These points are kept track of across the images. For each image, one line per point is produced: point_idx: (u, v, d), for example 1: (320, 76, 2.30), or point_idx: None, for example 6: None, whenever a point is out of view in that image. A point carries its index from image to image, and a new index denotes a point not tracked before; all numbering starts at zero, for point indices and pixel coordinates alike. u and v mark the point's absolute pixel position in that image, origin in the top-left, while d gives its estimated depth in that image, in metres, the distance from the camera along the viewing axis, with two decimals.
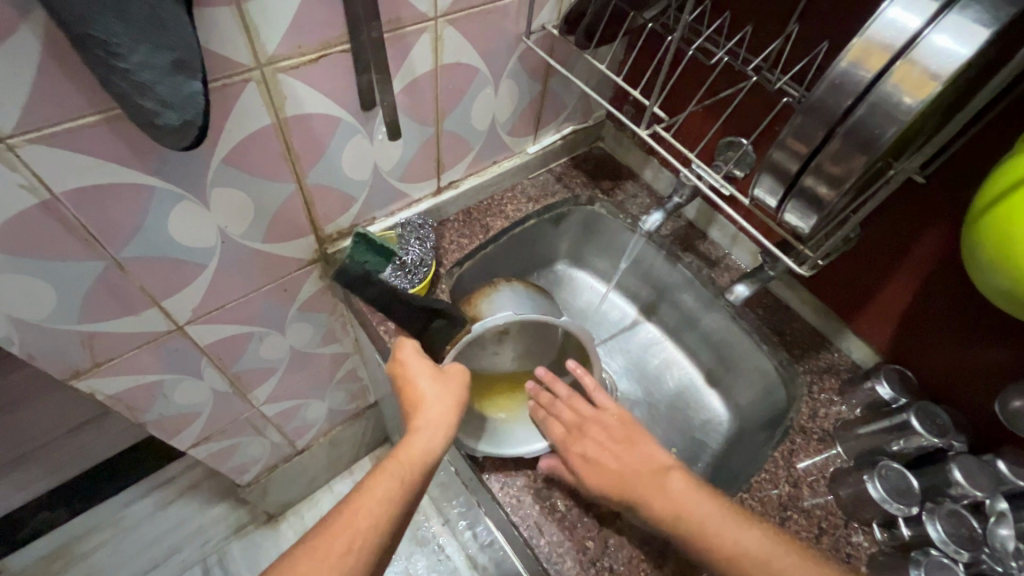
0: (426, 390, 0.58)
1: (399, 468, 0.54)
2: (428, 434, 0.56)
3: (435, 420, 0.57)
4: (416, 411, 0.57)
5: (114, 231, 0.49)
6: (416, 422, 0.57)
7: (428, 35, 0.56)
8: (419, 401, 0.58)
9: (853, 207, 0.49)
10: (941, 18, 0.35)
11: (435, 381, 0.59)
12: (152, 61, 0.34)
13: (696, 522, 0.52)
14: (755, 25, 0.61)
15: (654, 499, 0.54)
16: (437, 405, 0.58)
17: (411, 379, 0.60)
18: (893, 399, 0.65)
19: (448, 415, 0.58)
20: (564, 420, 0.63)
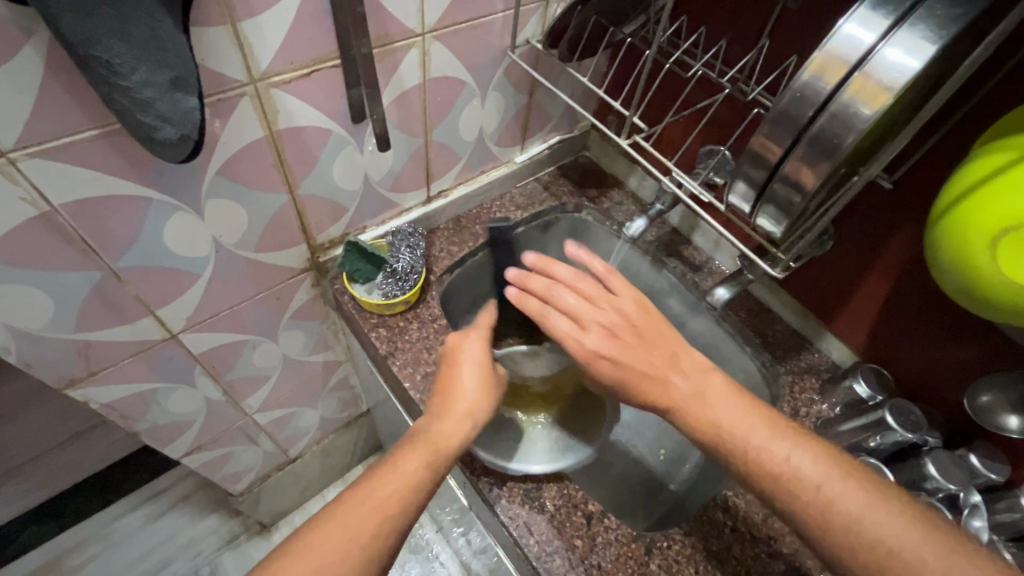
0: (466, 379, 0.59)
1: (425, 450, 0.52)
2: (460, 422, 0.55)
3: (470, 410, 0.57)
4: (450, 397, 0.57)
5: (111, 241, 0.51)
6: (451, 408, 0.56)
7: (416, 50, 0.59)
8: (456, 388, 0.58)
9: (822, 212, 0.51)
10: (893, 33, 0.38)
11: (479, 373, 0.59)
12: (152, 78, 0.36)
13: (741, 442, 0.48)
14: (730, 39, 0.64)
15: (690, 410, 0.51)
16: (474, 397, 0.57)
17: (453, 367, 0.60)
18: (871, 396, 0.67)
19: (483, 410, 0.58)
20: (563, 305, 0.60)
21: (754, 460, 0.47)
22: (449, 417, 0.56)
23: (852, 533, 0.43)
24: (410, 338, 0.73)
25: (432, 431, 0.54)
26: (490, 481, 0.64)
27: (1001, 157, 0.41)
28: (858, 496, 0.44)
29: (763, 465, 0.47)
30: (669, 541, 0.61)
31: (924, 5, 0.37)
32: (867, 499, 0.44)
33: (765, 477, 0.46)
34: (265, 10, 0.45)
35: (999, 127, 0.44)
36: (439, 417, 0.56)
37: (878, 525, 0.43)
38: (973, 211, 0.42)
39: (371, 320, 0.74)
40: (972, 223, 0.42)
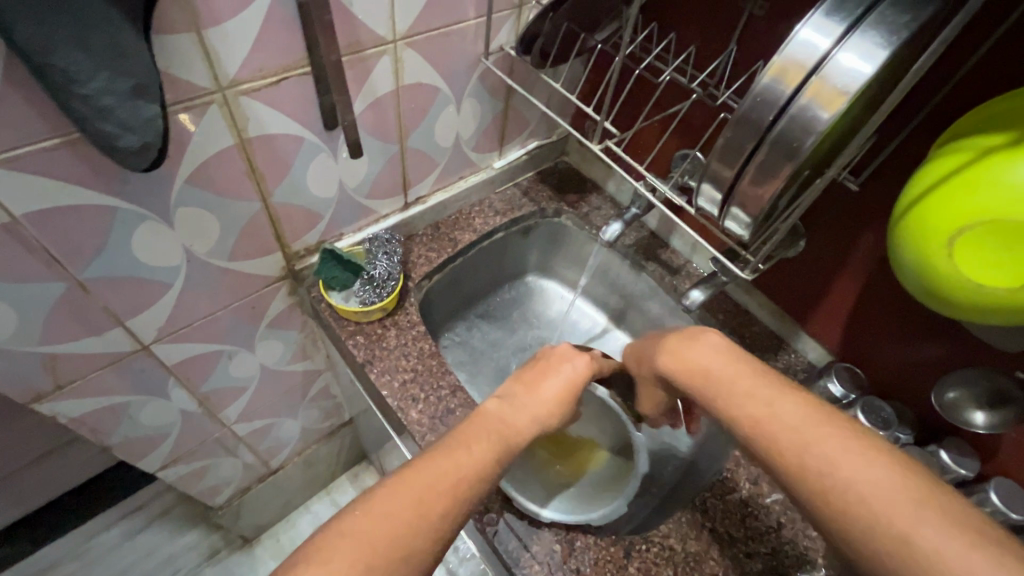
0: (552, 383, 0.58)
1: (498, 436, 0.50)
2: (534, 419, 0.55)
3: (548, 412, 0.56)
4: (533, 391, 0.57)
5: (76, 251, 0.50)
6: (533, 401, 0.56)
7: (388, 57, 0.59)
8: (541, 386, 0.58)
9: (787, 213, 0.52)
10: (847, 38, 0.39)
11: (574, 381, 0.60)
12: (112, 86, 0.36)
13: (733, 383, 0.52)
14: (699, 45, 0.65)
15: (700, 353, 0.56)
16: (560, 399, 0.58)
17: (550, 369, 0.60)
18: (844, 395, 0.68)
19: (560, 416, 0.57)
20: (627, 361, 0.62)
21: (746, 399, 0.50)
22: (527, 412, 0.55)
23: (832, 495, 0.42)
24: (388, 345, 0.73)
25: (505, 420, 0.53)
26: None
27: (957, 159, 0.43)
28: (848, 445, 0.44)
29: (747, 407, 0.49)
30: (648, 543, 0.61)
31: (875, 12, 0.39)
32: (861, 454, 0.43)
33: (749, 418, 0.49)
34: (231, 17, 0.45)
35: (954, 131, 0.46)
36: (516, 407, 0.55)
37: (857, 477, 0.42)
38: (933, 212, 0.43)
39: (348, 328, 0.73)
40: (932, 224, 0.43)
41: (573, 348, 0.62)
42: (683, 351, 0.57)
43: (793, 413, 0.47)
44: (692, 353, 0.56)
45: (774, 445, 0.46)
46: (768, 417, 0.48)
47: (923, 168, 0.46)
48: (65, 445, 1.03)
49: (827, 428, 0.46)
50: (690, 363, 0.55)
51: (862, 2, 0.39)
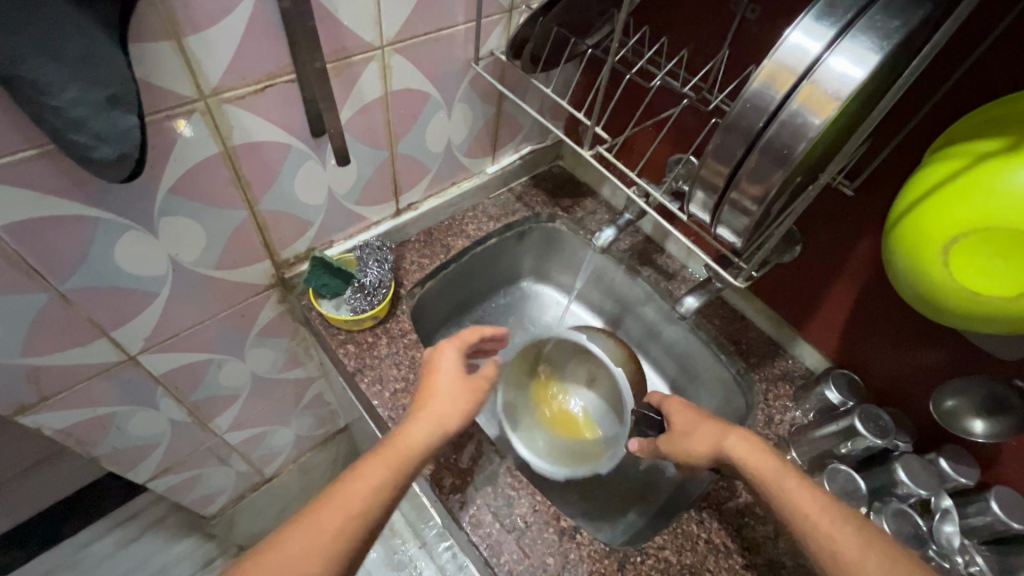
0: (445, 385, 0.59)
1: (395, 452, 0.52)
2: (434, 427, 0.55)
3: (445, 415, 0.56)
4: (430, 397, 0.58)
5: (57, 262, 0.49)
6: (431, 407, 0.57)
7: (376, 63, 0.58)
8: (437, 390, 0.58)
9: (781, 220, 0.51)
10: (838, 43, 0.38)
11: (464, 378, 0.60)
12: (85, 97, 0.35)
13: (768, 474, 0.52)
14: (691, 49, 0.64)
15: (736, 444, 0.56)
16: (455, 399, 0.58)
17: (440, 369, 0.60)
18: (842, 403, 0.67)
19: (462, 414, 0.58)
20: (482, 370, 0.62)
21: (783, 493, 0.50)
22: (428, 421, 0.55)
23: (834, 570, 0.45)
24: (379, 353, 0.72)
25: (402, 436, 0.54)
26: (459, 499, 0.62)
27: (954, 163, 0.42)
28: (852, 528, 0.47)
29: (792, 500, 0.49)
30: (643, 555, 0.59)
31: (866, 16, 0.38)
32: (863, 538, 0.46)
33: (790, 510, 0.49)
34: (212, 24, 0.44)
35: (951, 135, 0.45)
36: (412, 419, 0.56)
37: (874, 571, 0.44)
38: (928, 217, 0.42)
39: (338, 337, 0.72)
40: (928, 229, 0.42)
41: (452, 345, 0.63)
42: (721, 438, 0.57)
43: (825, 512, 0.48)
44: (733, 448, 0.55)
45: (809, 540, 0.47)
46: (805, 507, 0.49)
47: (919, 172, 0.45)
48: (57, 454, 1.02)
49: (853, 527, 0.47)
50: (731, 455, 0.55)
51: (853, 6, 0.39)
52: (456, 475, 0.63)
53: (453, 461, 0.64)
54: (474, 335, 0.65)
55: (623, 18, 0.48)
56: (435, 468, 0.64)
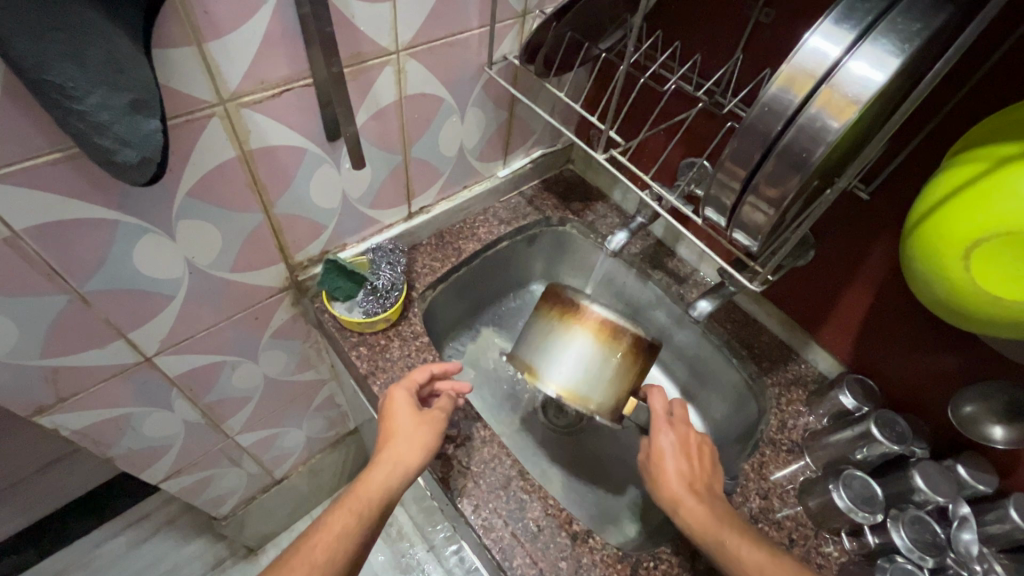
0: (404, 425, 0.60)
1: (356, 501, 0.54)
2: (394, 472, 0.56)
3: (404, 459, 0.57)
4: (390, 442, 0.59)
5: (77, 264, 0.50)
6: (389, 452, 0.58)
7: (391, 68, 0.59)
8: (396, 433, 0.59)
9: (797, 225, 0.51)
10: (858, 47, 0.38)
11: (418, 419, 0.61)
12: (109, 101, 0.35)
13: (707, 516, 0.54)
14: (704, 53, 0.64)
15: (692, 506, 0.55)
16: (412, 441, 0.59)
17: (396, 411, 0.61)
18: (856, 408, 0.67)
19: (420, 455, 0.58)
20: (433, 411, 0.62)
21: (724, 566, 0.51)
22: (386, 466, 0.56)
23: None
24: (391, 356, 0.72)
25: (359, 487, 0.55)
26: (470, 501, 0.62)
27: (972, 168, 0.41)
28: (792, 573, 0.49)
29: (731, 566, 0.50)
30: (656, 561, 0.59)
31: (886, 19, 0.38)
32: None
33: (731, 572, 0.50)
34: (232, 30, 0.45)
35: (971, 136, 0.45)
36: (372, 466, 0.57)
37: None
38: (945, 222, 0.42)
39: (351, 339, 0.73)
40: (944, 234, 0.42)
41: (404, 387, 0.63)
42: (678, 497, 0.56)
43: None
44: (688, 513, 0.55)
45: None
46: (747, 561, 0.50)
47: (938, 176, 0.44)
48: (72, 454, 1.03)
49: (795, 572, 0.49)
50: (684, 515, 0.55)
51: (873, 9, 0.39)
52: (468, 479, 0.63)
53: (465, 464, 0.64)
54: (426, 373, 0.65)
55: (638, 23, 0.49)
56: (447, 471, 0.63)
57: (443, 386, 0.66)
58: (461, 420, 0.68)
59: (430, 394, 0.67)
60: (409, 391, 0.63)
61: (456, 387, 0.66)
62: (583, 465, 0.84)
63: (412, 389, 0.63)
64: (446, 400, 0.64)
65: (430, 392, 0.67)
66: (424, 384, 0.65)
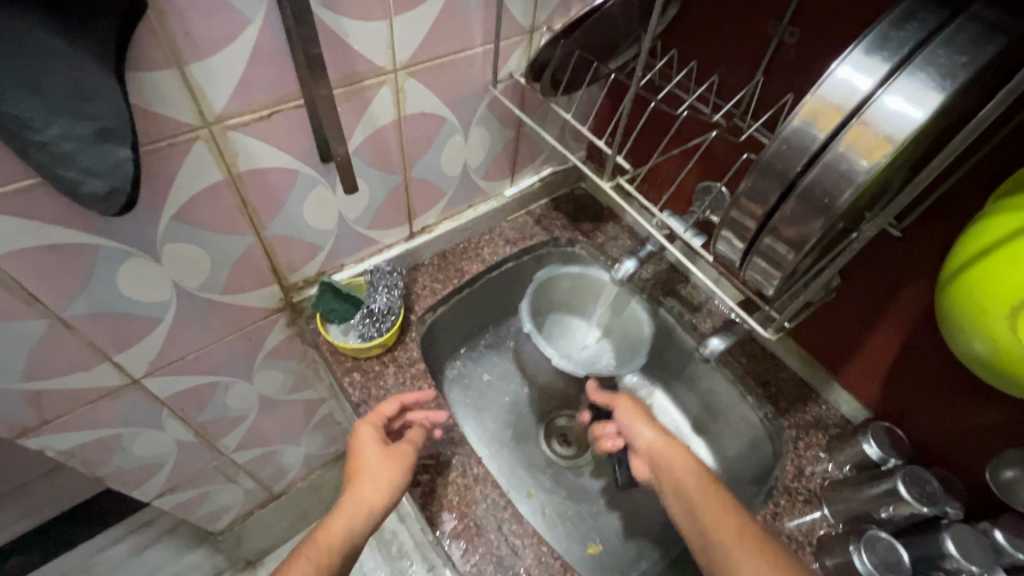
0: (371, 462, 0.58)
1: (315, 552, 0.52)
2: (357, 515, 0.55)
3: (368, 500, 0.56)
4: (356, 482, 0.57)
5: (57, 290, 0.48)
6: (354, 494, 0.56)
7: (388, 88, 0.56)
8: (362, 471, 0.58)
9: (819, 267, 0.47)
10: (893, 80, 0.34)
11: (384, 454, 0.59)
12: (72, 132, 0.33)
13: (681, 464, 0.56)
14: (722, 73, 0.60)
15: (675, 455, 0.58)
16: (378, 480, 0.57)
17: (362, 448, 0.59)
18: (883, 459, 0.61)
19: (386, 494, 0.57)
20: (410, 438, 0.62)
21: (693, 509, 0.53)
22: (349, 509, 0.55)
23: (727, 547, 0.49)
24: (385, 383, 0.69)
25: (314, 537, 0.53)
26: (459, 542, 0.58)
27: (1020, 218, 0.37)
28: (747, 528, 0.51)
29: (701, 508, 0.52)
30: None
31: (925, 51, 0.34)
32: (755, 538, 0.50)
33: (700, 514, 0.52)
34: (217, 52, 0.43)
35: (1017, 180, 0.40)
36: (335, 510, 0.55)
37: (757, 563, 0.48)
38: (985, 275, 0.38)
39: (345, 364, 0.70)
40: (984, 288, 0.38)
41: (370, 423, 0.61)
42: (661, 448, 0.59)
43: (728, 526, 0.50)
44: (671, 460, 0.57)
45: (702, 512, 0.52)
46: (711, 510, 0.52)
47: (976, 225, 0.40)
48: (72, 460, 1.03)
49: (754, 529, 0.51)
50: (664, 460, 0.58)
51: (909, 40, 0.35)
52: (458, 518, 0.60)
53: (455, 502, 0.61)
54: (395, 405, 0.63)
55: (653, 29, 0.43)
56: (437, 510, 0.60)
57: (415, 417, 0.64)
58: (453, 454, 0.65)
59: (401, 427, 0.65)
60: (377, 423, 0.61)
61: (429, 416, 0.64)
62: (585, 500, 0.80)
63: (379, 424, 0.61)
64: (417, 432, 0.62)
65: (401, 424, 0.65)
66: (394, 416, 0.63)
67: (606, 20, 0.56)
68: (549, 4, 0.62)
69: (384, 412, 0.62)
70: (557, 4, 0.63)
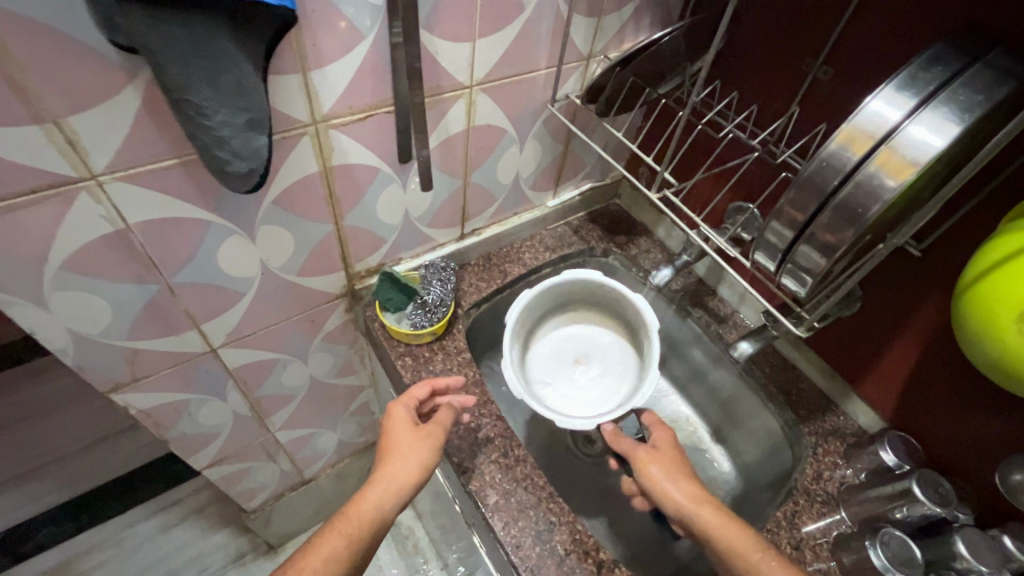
0: (403, 441, 0.63)
1: (348, 525, 0.57)
2: (387, 493, 0.60)
3: (400, 479, 0.60)
4: (389, 460, 0.62)
5: (172, 258, 0.55)
6: (387, 472, 0.60)
7: (463, 100, 0.63)
8: (394, 449, 0.62)
9: (845, 274, 0.53)
10: (918, 113, 0.40)
11: (414, 435, 0.63)
12: (231, 120, 0.40)
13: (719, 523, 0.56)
14: (761, 103, 0.67)
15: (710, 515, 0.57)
16: (408, 461, 0.61)
17: (395, 428, 0.64)
18: (898, 465, 0.66)
19: (417, 473, 0.61)
20: (441, 424, 0.65)
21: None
22: (380, 486, 0.60)
23: None
24: (434, 369, 0.75)
25: (345, 512, 0.58)
26: (501, 518, 0.63)
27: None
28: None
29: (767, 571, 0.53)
30: None
31: (948, 89, 0.40)
32: None
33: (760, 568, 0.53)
34: (334, 62, 0.50)
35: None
36: (369, 486, 0.60)
37: None
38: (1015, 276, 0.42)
39: (397, 348, 0.76)
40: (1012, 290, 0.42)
41: (403, 404, 0.66)
42: (690, 506, 0.58)
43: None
44: (702, 520, 0.57)
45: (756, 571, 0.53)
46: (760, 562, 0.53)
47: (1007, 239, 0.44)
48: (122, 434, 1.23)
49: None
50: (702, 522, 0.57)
51: (934, 80, 0.41)
52: (499, 494, 0.65)
53: (497, 479, 0.66)
54: (427, 389, 0.67)
55: (715, 49, 0.49)
56: (479, 486, 0.66)
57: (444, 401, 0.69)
58: (495, 436, 0.70)
59: (430, 409, 0.70)
60: (406, 407, 0.65)
61: (459, 400, 0.69)
62: (609, 494, 0.84)
63: (410, 406, 0.66)
64: (447, 414, 0.67)
65: (430, 407, 0.69)
66: (425, 399, 0.68)
67: (662, 50, 0.63)
68: (606, 35, 0.70)
69: (411, 398, 0.66)
70: (613, 35, 0.71)
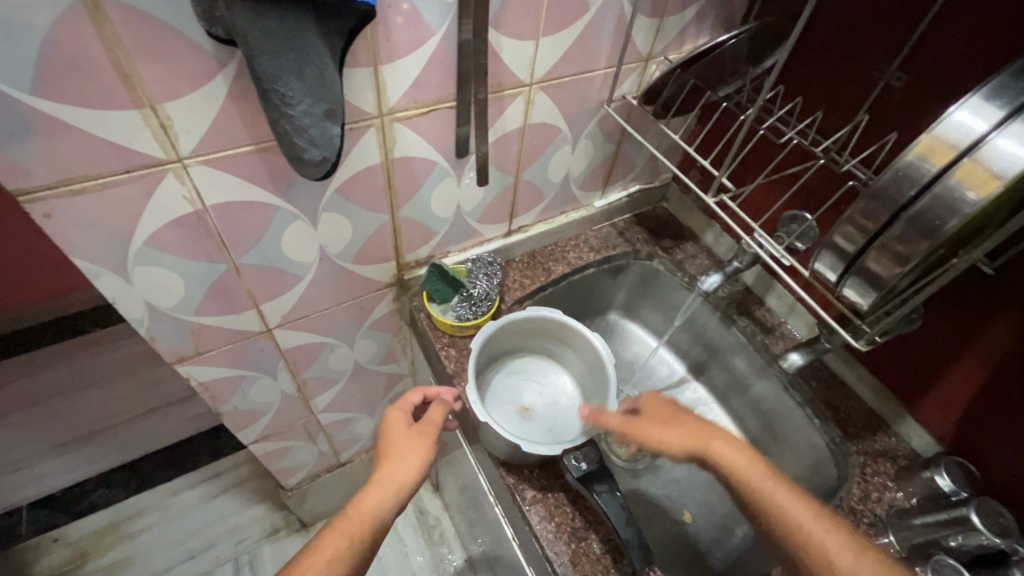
0: (400, 442, 0.65)
1: (349, 524, 0.58)
2: (388, 492, 0.61)
3: (400, 477, 0.62)
4: (389, 461, 0.63)
5: (238, 239, 0.58)
6: (384, 473, 0.62)
7: (522, 98, 0.64)
8: (394, 451, 0.64)
9: (912, 291, 0.51)
10: (1007, 125, 0.38)
11: (409, 434, 0.66)
12: (312, 110, 0.42)
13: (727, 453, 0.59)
14: (825, 110, 0.65)
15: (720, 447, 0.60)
16: (408, 460, 0.63)
17: (392, 430, 0.66)
18: (954, 492, 0.62)
19: (415, 471, 0.63)
20: (432, 421, 0.67)
21: (803, 531, 0.53)
22: (383, 485, 0.61)
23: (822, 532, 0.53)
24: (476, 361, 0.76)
25: (344, 515, 0.59)
26: (538, 513, 0.64)
27: None
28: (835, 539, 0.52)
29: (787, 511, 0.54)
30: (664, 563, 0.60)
31: None
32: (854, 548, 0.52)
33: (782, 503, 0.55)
34: (404, 57, 0.52)
35: None
36: (369, 487, 0.61)
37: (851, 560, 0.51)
38: None
39: (442, 339, 0.78)
40: None
41: (398, 409, 0.68)
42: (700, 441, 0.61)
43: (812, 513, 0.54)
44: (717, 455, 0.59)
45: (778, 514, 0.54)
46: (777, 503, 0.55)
47: None
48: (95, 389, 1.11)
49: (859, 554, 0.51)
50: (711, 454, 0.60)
51: None
52: (537, 489, 0.66)
53: (535, 475, 0.67)
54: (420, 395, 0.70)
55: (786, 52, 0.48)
56: (516, 480, 0.66)
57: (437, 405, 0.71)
58: None
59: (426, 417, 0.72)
60: (401, 411, 0.68)
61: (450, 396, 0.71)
62: None
63: (406, 410, 0.68)
64: (437, 410, 0.68)
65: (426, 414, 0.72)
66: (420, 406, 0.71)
67: (726, 54, 0.63)
68: (667, 37, 0.69)
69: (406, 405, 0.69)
70: (674, 37, 0.70)
